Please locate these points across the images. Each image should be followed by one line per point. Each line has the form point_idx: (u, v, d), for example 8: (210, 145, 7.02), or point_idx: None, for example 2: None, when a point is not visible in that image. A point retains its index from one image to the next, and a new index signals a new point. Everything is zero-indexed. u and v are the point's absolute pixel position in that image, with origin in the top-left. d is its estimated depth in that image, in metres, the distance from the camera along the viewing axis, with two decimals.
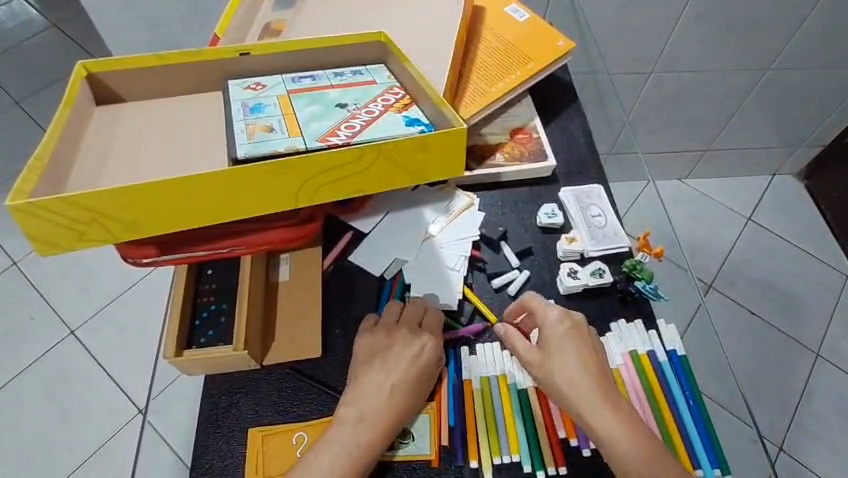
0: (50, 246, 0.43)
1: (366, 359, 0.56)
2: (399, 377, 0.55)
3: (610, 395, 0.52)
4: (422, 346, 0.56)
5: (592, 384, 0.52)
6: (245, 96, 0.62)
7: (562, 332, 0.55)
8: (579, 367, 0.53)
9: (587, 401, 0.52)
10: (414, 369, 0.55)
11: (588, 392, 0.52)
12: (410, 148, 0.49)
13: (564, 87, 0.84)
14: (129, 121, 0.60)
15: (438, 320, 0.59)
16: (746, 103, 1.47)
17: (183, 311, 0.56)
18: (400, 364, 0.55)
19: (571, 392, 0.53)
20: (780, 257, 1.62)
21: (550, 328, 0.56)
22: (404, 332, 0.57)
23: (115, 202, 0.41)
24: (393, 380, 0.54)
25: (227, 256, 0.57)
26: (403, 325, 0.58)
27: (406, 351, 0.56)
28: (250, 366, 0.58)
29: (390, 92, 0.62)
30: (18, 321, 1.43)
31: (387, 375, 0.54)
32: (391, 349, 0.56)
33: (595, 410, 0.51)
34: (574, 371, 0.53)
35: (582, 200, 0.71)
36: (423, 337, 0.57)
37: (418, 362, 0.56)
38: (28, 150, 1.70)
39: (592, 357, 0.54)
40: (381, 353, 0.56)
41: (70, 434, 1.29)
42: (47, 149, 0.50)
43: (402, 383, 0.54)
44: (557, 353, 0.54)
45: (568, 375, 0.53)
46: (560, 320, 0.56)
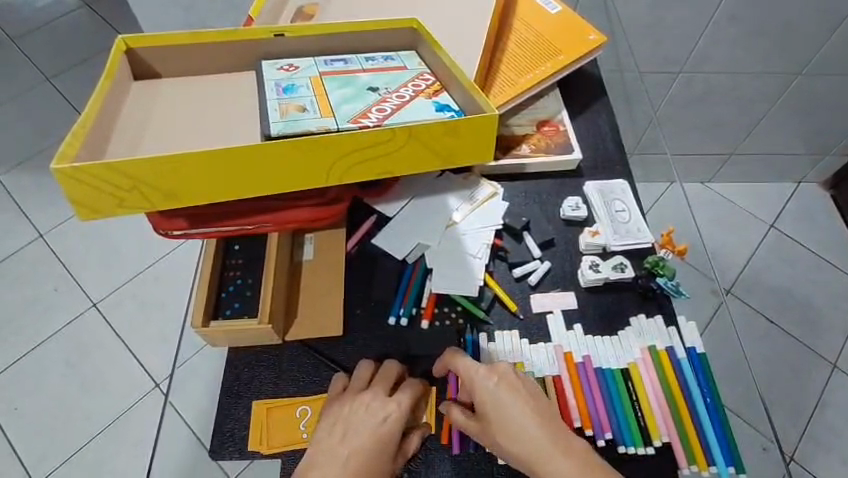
0: (89, 211, 0.44)
1: (334, 420, 0.52)
2: (368, 436, 0.50)
3: (563, 443, 0.48)
4: (397, 407, 0.53)
5: (535, 439, 0.48)
6: (278, 77, 0.63)
7: (492, 387, 0.51)
8: (521, 421, 0.49)
9: (540, 457, 0.47)
10: (386, 429, 0.51)
11: (539, 449, 0.47)
12: (441, 133, 0.49)
13: (592, 82, 0.83)
14: (165, 97, 0.62)
15: (416, 385, 0.56)
16: (774, 108, 1.45)
17: (211, 284, 0.58)
18: (363, 432, 0.50)
19: (522, 447, 0.48)
20: (802, 266, 1.59)
21: (480, 384, 0.51)
22: (371, 399, 0.53)
23: (153, 171, 0.42)
24: (350, 450, 0.49)
25: (255, 231, 0.58)
26: (378, 385, 0.55)
27: (370, 421, 0.51)
28: (272, 340, 0.59)
29: (421, 78, 0.63)
30: (43, 291, 1.47)
31: (346, 446, 0.49)
32: (355, 415, 0.51)
33: (552, 462, 0.47)
34: (513, 431, 0.48)
35: (605, 195, 0.71)
36: (399, 398, 0.53)
37: (382, 434, 0.50)
38: (57, 126, 1.73)
39: (532, 406, 0.50)
40: (344, 418, 0.51)
41: (89, 402, 1.33)
42: (88, 119, 0.52)
43: (361, 456, 0.49)
44: (494, 413, 0.49)
45: (507, 434, 0.49)
46: (485, 381, 0.51)
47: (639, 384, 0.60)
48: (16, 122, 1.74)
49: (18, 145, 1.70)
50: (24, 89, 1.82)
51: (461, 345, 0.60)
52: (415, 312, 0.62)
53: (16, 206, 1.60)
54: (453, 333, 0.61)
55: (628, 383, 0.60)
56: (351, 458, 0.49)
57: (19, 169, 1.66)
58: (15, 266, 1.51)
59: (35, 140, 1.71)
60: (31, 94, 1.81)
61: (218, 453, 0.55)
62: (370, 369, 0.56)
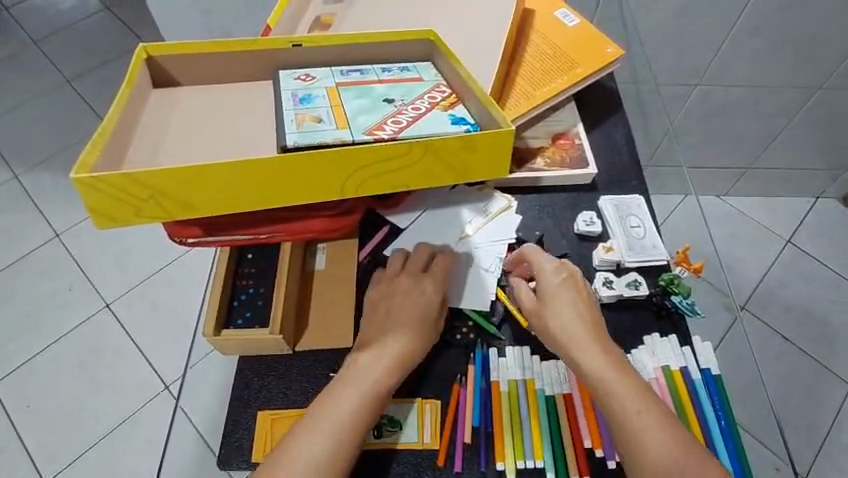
0: (108, 221, 0.44)
1: (376, 304, 0.58)
2: (406, 317, 0.56)
3: (603, 343, 0.54)
4: (427, 288, 0.58)
5: (584, 326, 0.54)
6: (295, 87, 0.63)
7: (557, 284, 0.57)
8: (575, 311, 0.55)
9: (581, 351, 0.53)
10: (423, 306, 0.57)
11: (585, 336, 0.54)
12: (458, 147, 0.49)
13: (609, 94, 0.83)
14: (184, 105, 0.62)
15: (444, 265, 0.60)
16: (794, 121, 1.43)
17: (223, 293, 0.58)
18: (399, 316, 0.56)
19: (569, 339, 0.54)
20: (819, 283, 1.56)
21: (547, 277, 0.58)
22: (408, 277, 0.59)
23: (171, 181, 0.43)
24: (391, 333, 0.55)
25: (268, 240, 0.59)
26: (408, 271, 0.60)
27: (411, 297, 0.57)
28: (283, 350, 0.59)
29: (437, 90, 0.63)
30: (58, 290, 1.49)
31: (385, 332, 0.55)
32: (390, 304, 0.57)
33: (587, 355, 0.53)
34: (566, 316, 0.55)
35: (621, 210, 0.70)
36: (428, 279, 0.59)
37: (416, 316, 0.56)
38: (75, 127, 1.76)
39: (588, 308, 0.56)
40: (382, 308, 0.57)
41: (99, 401, 1.34)
42: (108, 126, 0.53)
43: (402, 339, 0.55)
44: (553, 299, 0.56)
45: (559, 319, 0.55)
46: (555, 274, 0.58)
47: None
48: (38, 123, 1.78)
49: (38, 145, 1.73)
50: (45, 91, 1.85)
51: (471, 360, 0.60)
52: None
53: (34, 206, 1.62)
54: (463, 348, 0.60)
55: None
56: (393, 342, 0.54)
57: (38, 170, 1.68)
58: (32, 265, 1.53)
59: (54, 140, 1.73)
60: (51, 96, 1.84)
61: (225, 462, 0.55)
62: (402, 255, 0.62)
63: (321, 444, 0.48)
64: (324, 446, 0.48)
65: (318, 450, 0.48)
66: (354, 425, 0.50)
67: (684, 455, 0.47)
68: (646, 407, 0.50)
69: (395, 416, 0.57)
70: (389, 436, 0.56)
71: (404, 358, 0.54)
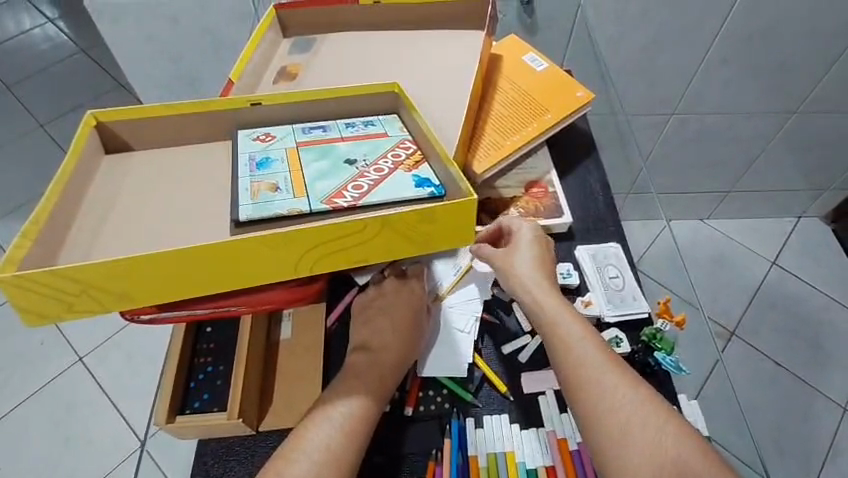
0: (38, 318, 0.41)
1: (362, 313, 0.59)
2: (395, 324, 0.56)
3: (558, 293, 0.57)
4: (412, 292, 0.59)
5: (546, 279, 0.57)
6: (253, 149, 0.61)
7: (528, 240, 0.60)
8: (539, 265, 0.58)
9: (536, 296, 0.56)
10: (411, 312, 0.57)
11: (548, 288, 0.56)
12: (416, 221, 0.46)
13: (581, 137, 0.81)
14: (135, 171, 0.60)
15: (420, 269, 0.61)
16: (770, 145, 1.43)
17: (179, 372, 0.54)
18: (387, 314, 0.57)
19: (525, 289, 0.56)
20: (807, 304, 1.55)
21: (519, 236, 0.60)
22: (392, 283, 0.59)
23: (105, 274, 0.39)
24: (381, 332, 0.56)
25: (228, 314, 0.55)
26: (390, 277, 0.60)
27: (398, 302, 0.58)
28: (245, 432, 0.55)
29: (401, 147, 0.61)
30: (28, 345, 1.43)
31: (377, 331, 0.56)
32: (380, 302, 0.58)
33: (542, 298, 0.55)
34: (531, 268, 0.58)
35: (598, 261, 0.68)
36: (411, 283, 0.59)
37: (403, 313, 0.57)
38: (48, 173, 1.72)
39: (550, 266, 0.59)
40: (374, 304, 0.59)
41: (71, 461, 1.27)
42: (46, 206, 0.50)
43: (392, 337, 0.56)
44: (520, 254, 0.59)
45: (525, 269, 0.58)
46: (529, 233, 0.61)
47: None
48: (9, 171, 1.73)
49: (9, 194, 1.68)
50: (17, 138, 1.81)
51: (447, 433, 0.56)
52: (398, 396, 0.58)
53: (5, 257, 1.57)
54: (438, 419, 0.57)
55: None
56: (386, 339, 0.56)
57: (9, 218, 1.64)
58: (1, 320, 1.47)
59: (26, 188, 1.68)
60: (24, 142, 1.80)
61: None
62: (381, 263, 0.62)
63: (326, 438, 0.49)
64: (331, 438, 0.49)
65: (326, 440, 0.49)
66: (359, 418, 0.51)
67: (635, 393, 0.49)
68: (602, 352, 0.52)
69: None
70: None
71: (397, 354, 0.55)
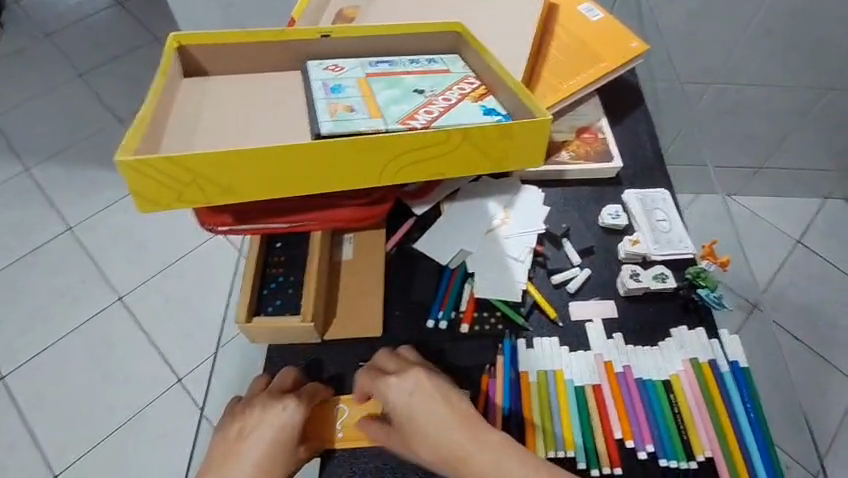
0: (150, 205, 0.45)
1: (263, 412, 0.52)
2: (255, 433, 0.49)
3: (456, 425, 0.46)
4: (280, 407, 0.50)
5: (437, 423, 0.46)
6: (325, 77, 0.63)
7: (398, 395, 0.48)
8: (421, 418, 0.47)
9: (418, 419, 0.47)
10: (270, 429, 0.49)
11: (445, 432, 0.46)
12: (492, 136, 0.49)
13: (631, 90, 0.83)
14: (214, 91, 0.62)
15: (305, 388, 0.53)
16: (803, 124, 1.42)
17: (254, 280, 0.58)
18: (262, 433, 0.49)
19: (412, 410, 0.47)
20: (829, 285, 1.53)
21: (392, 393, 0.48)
22: (269, 394, 0.52)
23: (215, 165, 0.43)
24: (248, 457, 0.48)
25: (299, 229, 0.59)
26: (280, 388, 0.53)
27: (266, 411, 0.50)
28: (312, 339, 0.59)
29: (465, 82, 0.63)
30: (71, 281, 1.42)
31: (241, 457, 0.47)
32: (253, 421, 0.50)
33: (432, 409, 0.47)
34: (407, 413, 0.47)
35: (646, 204, 0.70)
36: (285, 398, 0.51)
37: (283, 434, 0.49)
38: (84, 121, 1.72)
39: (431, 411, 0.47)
40: (238, 421, 0.50)
41: (111, 393, 1.27)
42: (149, 108, 0.52)
43: (259, 465, 0.47)
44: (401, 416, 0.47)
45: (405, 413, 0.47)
46: (401, 387, 0.48)
47: (681, 397, 0.58)
48: (47, 117, 1.74)
49: (48, 139, 1.69)
50: (54, 87, 1.82)
51: (500, 351, 0.59)
52: (454, 316, 0.61)
53: (46, 197, 1.57)
54: (492, 338, 0.60)
55: (671, 396, 0.58)
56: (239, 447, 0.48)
57: (51, 162, 1.64)
58: (40, 258, 1.46)
59: (64, 133, 1.69)
60: (60, 90, 1.80)
61: None
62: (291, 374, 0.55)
63: None
64: None
65: None
66: None
67: None
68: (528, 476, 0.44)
69: None
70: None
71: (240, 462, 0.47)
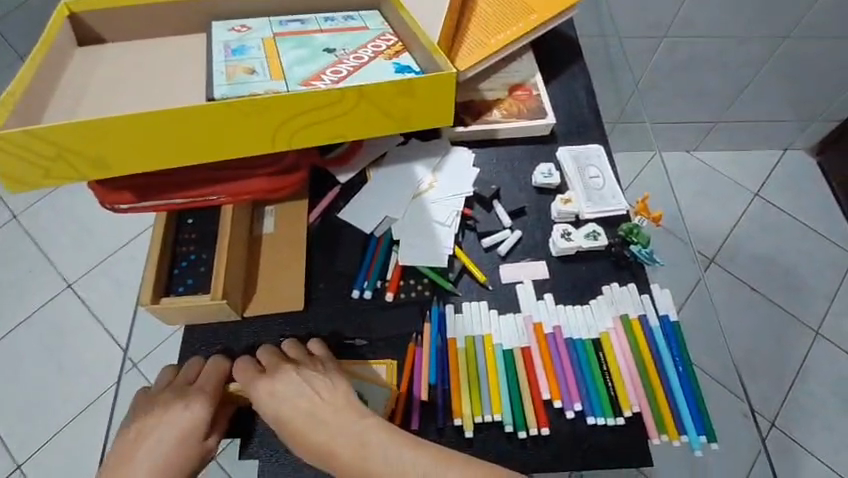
0: (18, 184, 0.42)
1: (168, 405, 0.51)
2: (157, 432, 0.48)
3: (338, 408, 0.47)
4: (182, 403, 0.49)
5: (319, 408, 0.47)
6: (229, 37, 0.58)
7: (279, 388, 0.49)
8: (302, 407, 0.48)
9: (298, 408, 0.48)
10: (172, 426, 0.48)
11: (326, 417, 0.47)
12: (392, 94, 0.45)
13: (568, 44, 0.79)
14: (108, 61, 0.56)
15: (211, 374, 0.51)
16: (758, 75, 1.39)
17: (162, 258, 0.54)
18: (162, 432, 0.48)
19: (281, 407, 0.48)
20: (787, 235, 1.52)
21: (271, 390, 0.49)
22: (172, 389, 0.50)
23: (79, 137, 0.40)
24: (146, 457, 0.47)
25: (207, 204, 0.55)
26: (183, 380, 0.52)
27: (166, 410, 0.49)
28: (230, 317, 0.56)
29: (381, 39, 0.59)
30: (15, 273, 1.33)
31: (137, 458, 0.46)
32: (153, 420, 0.48)
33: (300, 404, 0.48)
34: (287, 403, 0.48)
35: (580, 161, 0.68)
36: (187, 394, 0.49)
37: (184, 431, 0.48)
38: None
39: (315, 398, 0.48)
40: (140, 421, 0.49)
41: (68, 383, 1.23)
42: (23, 79, 0.49)
43: (158, 465, 0.46)
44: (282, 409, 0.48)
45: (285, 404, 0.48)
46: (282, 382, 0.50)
47: (609, 354, 0.57)
48: None
49: None
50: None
51: (427, 318, 0.58)
52: (379, 285, 0.59)
53: None
54: (419, 305, 0.58)
55: (600, 354, 0.57)
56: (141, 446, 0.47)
57: None
58: None
59: None
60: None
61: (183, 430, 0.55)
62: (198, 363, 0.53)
63: None
64: None
65: None
66: None
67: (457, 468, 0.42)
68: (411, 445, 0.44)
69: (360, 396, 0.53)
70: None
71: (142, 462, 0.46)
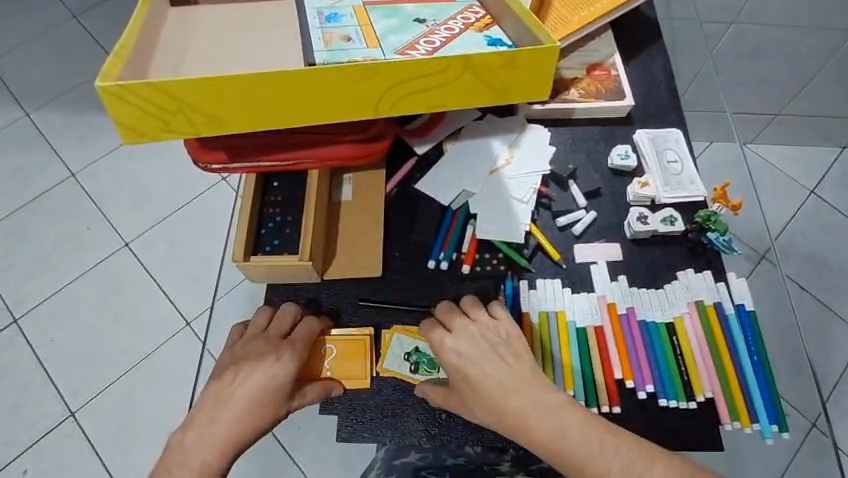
0: (136, 135, 0.43)
1: (253, 349, 0.52)
2: (253, 375, 0.49)
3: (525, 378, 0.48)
4: (278, 357, 0.51)
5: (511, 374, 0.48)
6: (320, 5, 0.58)
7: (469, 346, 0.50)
8: (491, 371, 0.48)
9: (484, 371, 0.48)
10: (267, 378, 0.49)
11: (515, 387, 0.47)
12: (496, 65, 0.45)
13: (646, 25, 0.77)
14: (203, 23, 0.57)
15: (303, 332, 0.54)
16: (826, 69, 1.31)
17: (251, 219, 0.57)
18: (252, 377, 0.49)
19: (466, 370, 0.49)
20: (841, 235, 1.48)
21: (464, 346, 0.50)
22: (265, 340, 0.53)
23: (201, 93, 0.41)
24: (241, 396, 0.48)
25: (295, 168, 0.57)
26: (272, 331, 0.54)
27: (261, 359, 0.51)
28: (311, 278, 0.59)
29: (470, 11, 0.57)
30: (74, 229, 1.39)
31: (234, 398, 0.48)
32: (247, 364, 0.50)
33: (490, 369, 0.48)
34: (475, 366, 0.49)
35: (658, 145, 0.67)
36: (281, 349, 0.52)
37: (276, 382, 0.50)
38: (64, 56, 1.57)
39: (506, 360, 0.49)
40: (234, 366, 0.51)
41: (120, 334, 1.28)
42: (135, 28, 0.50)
43: (251, 407, 0.48)
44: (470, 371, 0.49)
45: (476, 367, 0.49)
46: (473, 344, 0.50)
47: (683, 339, 0.57)
48: None
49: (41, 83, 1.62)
50: (29, 6, 1.63)
51: (502, 292, 0.59)
52: (455, 257, 0.61)
53: (40, 136, 1.49)
54: (493, 279, 0.60)
55: (673, 338, 0.58)
56: (240, 384, 0.49)
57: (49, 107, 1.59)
58: (39, 206, 1.42)
59: None
60: (34, 14, 1.62)
61: None
62: (293, 311, 0.56)
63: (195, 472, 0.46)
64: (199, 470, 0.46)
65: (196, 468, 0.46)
66: (224, 441, 0.47)
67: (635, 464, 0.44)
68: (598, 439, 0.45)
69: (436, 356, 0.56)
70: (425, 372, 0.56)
71: (245, 397, 0.48)
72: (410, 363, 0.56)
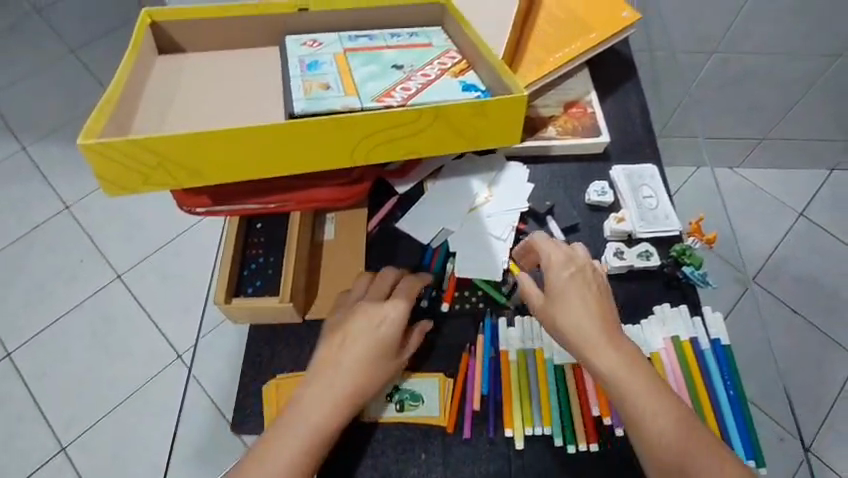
0: (119, 188, 0.45)
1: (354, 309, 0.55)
2: (359, 339, 0.52)
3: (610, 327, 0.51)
4: (386, 314, 0.53)
5: (597, 324, 0.50)
6: (302, 52, 0.60)
7: (565, 278, 0.53)
8: (583, 318, 0.51)
9: (570, 309, 0.51)
10: (377, 337, 0.52)
11: (602, 333, 0.50)
12: (468, 115, 0.47)
13: (622, 62, 0.80)
14: (188, 71, 0.59)
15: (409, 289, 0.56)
16: (809, 93, 1.34)
17: (233, 260, 0.58)
18: (359, 340, 0.52)
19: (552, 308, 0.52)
20: (830, 256, 1.48)
21: (556, 279, 0.53)
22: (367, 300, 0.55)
23: (182, 148, 0.43)
24: (347, 359, 0.51)
25: (277, 210, 0.58)
26: (375, 290, 0.56)
27: (367, 320, 0.53)
28: (292, 319, 0.59)
29: (446, 56, 0.60)
30: (67, 261, 1.40)
31: (341, 362, 0.50)
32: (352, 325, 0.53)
33: (573, 305, 0.51)
34: (576, 312, 0.51)
35: (634, 179, 0.69)
36: (387, 305, 0.54)
37: (383, 341, 0.52)
38: (63, 90, 1.61)
39: (598, 303, 0.52)
40: (336, 330, 0.53)
41: (112, 367, 1.28)
42: (122, 79, 0.52)
43: (359, 369, 0.51)
44: (560, 303, 0.52)
45: (571, 316, 0.51)
46: (561, 276, 0.53)
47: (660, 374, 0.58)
48: None
49: None
50: (29, 43, 1.68)
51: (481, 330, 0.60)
52: (435, 294, 0.62)
53: (35, 169, 1.51)
54: (471, 317, 0.61)
55: None
56: (346, 344, 0.51)
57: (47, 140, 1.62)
58: (34, 239, 1.43)
59: None
60: (35, 50, 1.67)
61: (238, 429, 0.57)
62: (394, 270, 0.58)
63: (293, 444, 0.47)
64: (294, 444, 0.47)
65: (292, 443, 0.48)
66: (328, 408, 0.49)
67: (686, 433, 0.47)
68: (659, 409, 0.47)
69: (416, 391, 0.57)
70: (410, 408, 0.57)
71: (352, 360, 0.51)
72: (392, 403, 0.56)
